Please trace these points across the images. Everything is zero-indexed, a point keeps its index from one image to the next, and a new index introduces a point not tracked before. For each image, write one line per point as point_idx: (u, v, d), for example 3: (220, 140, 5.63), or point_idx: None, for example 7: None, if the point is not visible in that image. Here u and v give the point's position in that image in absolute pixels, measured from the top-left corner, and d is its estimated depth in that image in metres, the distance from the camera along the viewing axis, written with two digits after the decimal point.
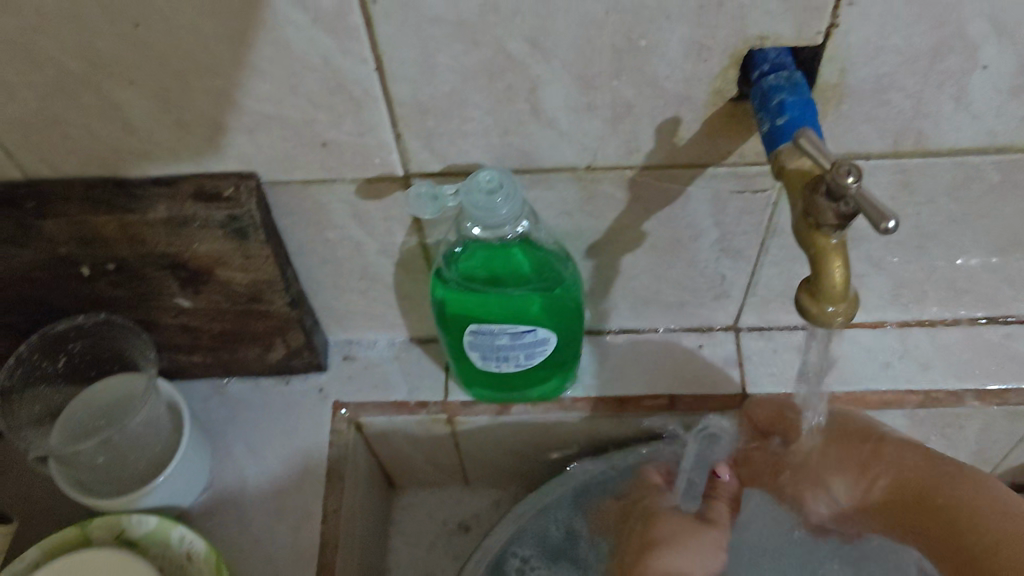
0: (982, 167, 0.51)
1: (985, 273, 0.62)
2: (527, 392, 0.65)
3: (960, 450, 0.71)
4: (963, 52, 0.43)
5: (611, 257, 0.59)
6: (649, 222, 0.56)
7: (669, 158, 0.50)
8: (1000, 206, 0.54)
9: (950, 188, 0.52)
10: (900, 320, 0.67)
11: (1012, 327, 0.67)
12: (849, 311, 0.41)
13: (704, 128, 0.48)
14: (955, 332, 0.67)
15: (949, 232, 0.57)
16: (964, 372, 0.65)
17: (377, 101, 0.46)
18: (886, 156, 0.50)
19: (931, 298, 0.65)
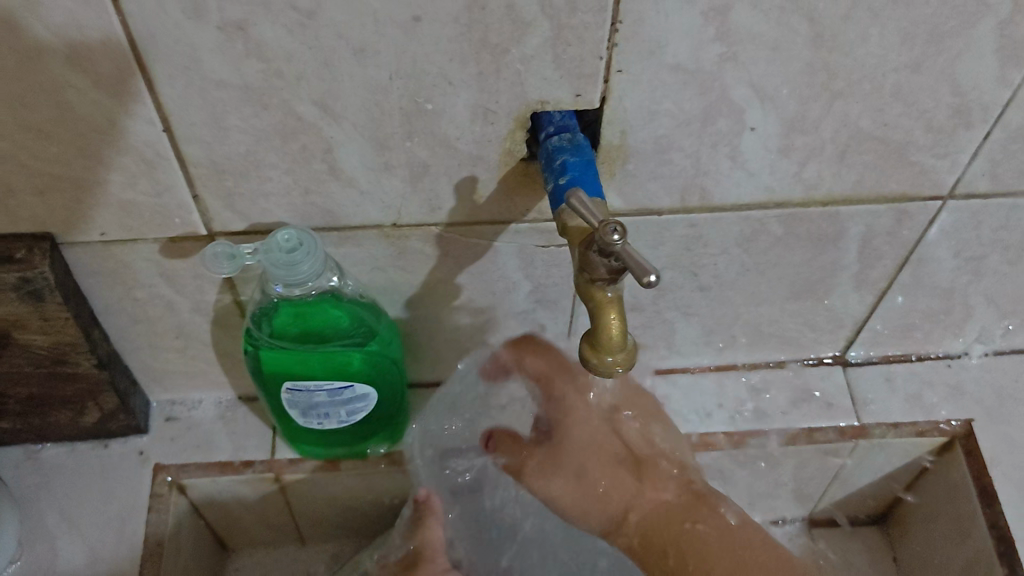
0: (766, 221, 0.54)
1: (789, 319, 0.65)
2: (354, 449, 0.65)
3: (777, 488, 0.74)
4: (732, 115, 0.46)
5: (428, 313, 0.60)
6: (462, 276, 0.57)
7: (473, 214, 0.51)
8: (789, 256, 0.58)
9: (740, 239, 0.56)
10: (713, 364, 0.70)
11: (819, 369, 0.71)
12: (629, 359, 0.44)
13: (499, 187, 0.49)
14: (766, 376, 0.70)
15: (748, 280, 0.60)
16: (777, 413, 0.68)
17: (169, 162, 0.46)
18: (676, 212, 0.53)
19: (740, 344, 0.68)
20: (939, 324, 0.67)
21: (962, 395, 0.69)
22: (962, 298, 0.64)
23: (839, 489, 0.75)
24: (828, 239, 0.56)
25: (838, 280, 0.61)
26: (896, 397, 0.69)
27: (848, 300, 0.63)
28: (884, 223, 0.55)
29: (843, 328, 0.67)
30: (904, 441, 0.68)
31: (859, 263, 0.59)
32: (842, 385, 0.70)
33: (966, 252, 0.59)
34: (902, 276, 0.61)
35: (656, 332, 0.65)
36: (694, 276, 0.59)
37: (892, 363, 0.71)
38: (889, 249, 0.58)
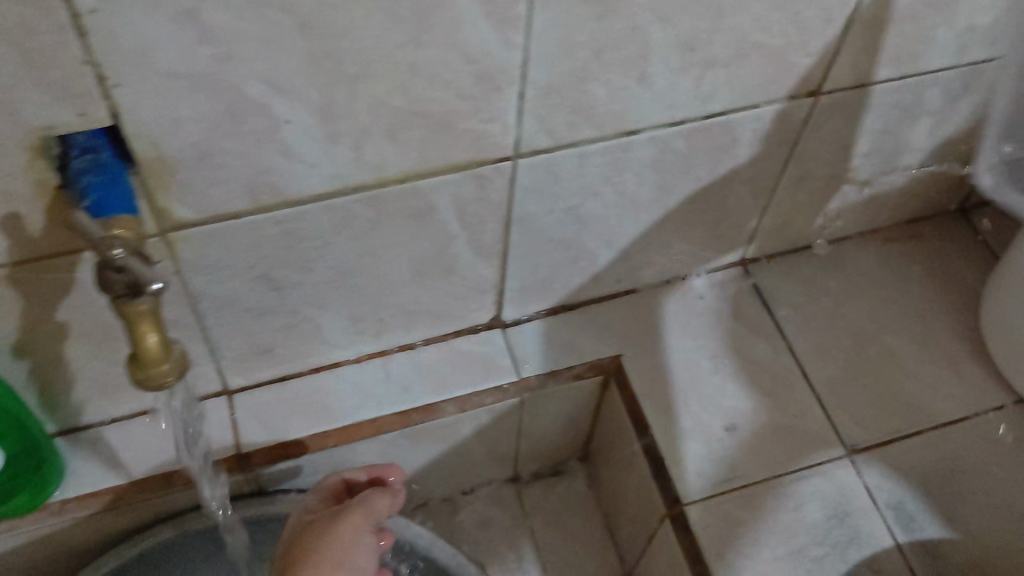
0: (351, 206, 0.55)
1: (428, 295, 0.67)
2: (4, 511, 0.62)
3: (469, 454, 0.77)
4: (260, 113, 0.47)
5: (44, 355, 0.58)
6: (61, 313, 0.55)
7: (35, 249, 0.50)
8: (393, 236, 0.60)
9: (335, 228, 0.57)
10: (377, 350, 0.71)
11: (479, 335, 0.73)
12: (177, 368, 0.44)
13: (49, 219, 0.48)
14: (430, 352, 0.72)
15: (367, 265, 0.61)
16: (441, 385, 0.70)
17: None
18: (255, 213, 0.53)
19: (393, 327, 0.69)
20: (573, 273, 0.71)
21: (612, 334, 0.74)
22: (581, 245, 0.68)
23: (529, 443, 0.78)
24: (422, 215, 0.58)
25: (455, 250, 0.63)
26: (553, 349, 0.73)
27: (475, 268, 0.66)
28: (468, 191, 0.58)
29: (485, 293, 0.69)
30: (564, 386, 0.72)
31: (464, 231, 0.62)
32: (502, 346, 0.73)
33: (562, 203, 0.62)
34: (514, 235, 0.64)
35: (301, 331, 0.66)
36: (310, 272, 0.60)
37: (547, 316, 0.74)
38: (487, 213, 0.61)
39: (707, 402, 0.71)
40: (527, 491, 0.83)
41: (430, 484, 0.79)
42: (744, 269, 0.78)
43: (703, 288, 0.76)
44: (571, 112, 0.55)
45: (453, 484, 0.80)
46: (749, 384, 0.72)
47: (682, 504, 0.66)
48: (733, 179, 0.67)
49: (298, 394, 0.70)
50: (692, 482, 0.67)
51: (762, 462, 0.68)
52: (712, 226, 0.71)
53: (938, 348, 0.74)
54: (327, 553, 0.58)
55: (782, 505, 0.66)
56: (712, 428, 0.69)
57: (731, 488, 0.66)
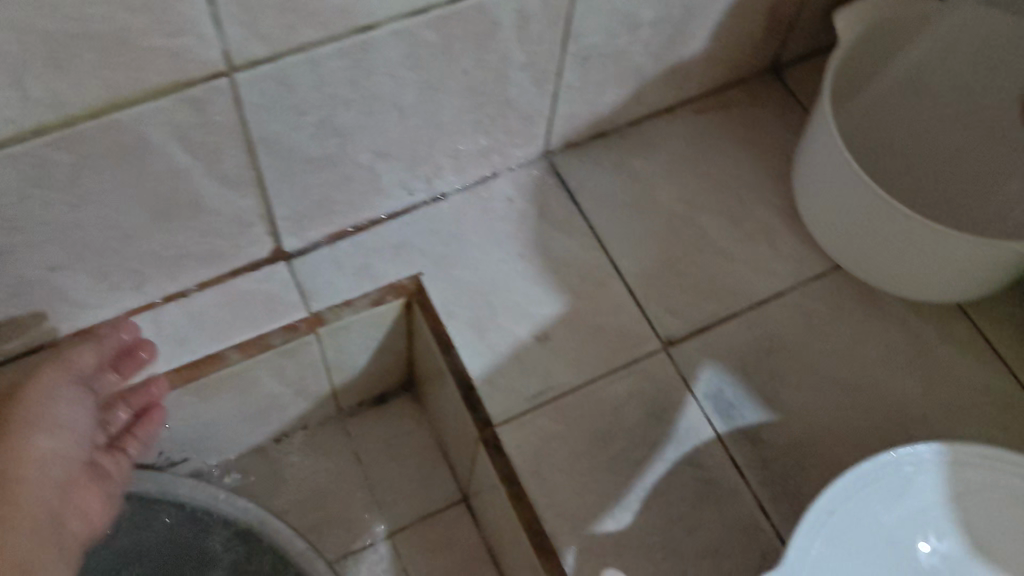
0: (42, 152, 0.47)
1: (185, 236, 0.60)
2: None
3: (276, 397, 0.71)
4: None
5: None
6: None
7: None
8: (110, 179, 0.52)
9: (32, 179, 0.48)
10: (144, 303, 0.64)
11: (261, 272, 0.66)
12: None
13: None
14: (206, 297, 0.65)
15: (91, 216, 0.53)
16: (224, 331, 0.64)
17: None
18: None
19: (156, 275, 0.62)
20: (354, 190, 0.64)
21: (408, 251, 0.67)
22: (352, 160, 0.61)
23: (342, 376, 0.73)
24: (139, 150, 0.50)
25: (197, 183, 0.56)
26: (346, 276, 0.66)
27: (230, 199, 0.58)
28: (187, 116, 0.50)
29: (255, 225, 0.62)
30: (362, 315, 0.66)
31: (200, 161, 0.54)
32: (287, 280, 0.66)
33: (310, 116, 0.55)
34: (264, 158, 0.56)
35: (42, 296, 0.58)
36: (23, 232, 0.52)
37: (335, 241, 0.67)
38: (222, 138, 0.53)
39: (515, 314, 0.65)
40: (354, 424, 0.78)
41: (241, 433, 0.73)
42: (549, 160, 0.72)
43: (506, 187, 0.70)
44: (284, 14, 0.47)
45: (269, 428, 0.75)
46: (560, 286, 0.67)
47: (493, 428, 0.61)
48: (508, 67, 0.60)
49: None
50: (504, 402, 0.62)
51: (575, 368, 0.64)
52: (499, 119, 0.65)
53: (750, 222, 0.70)
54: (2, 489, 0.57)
55: (597, 412, 0.62)
56: (522, 340, 0.64)
57: (544, 402, 0.62)
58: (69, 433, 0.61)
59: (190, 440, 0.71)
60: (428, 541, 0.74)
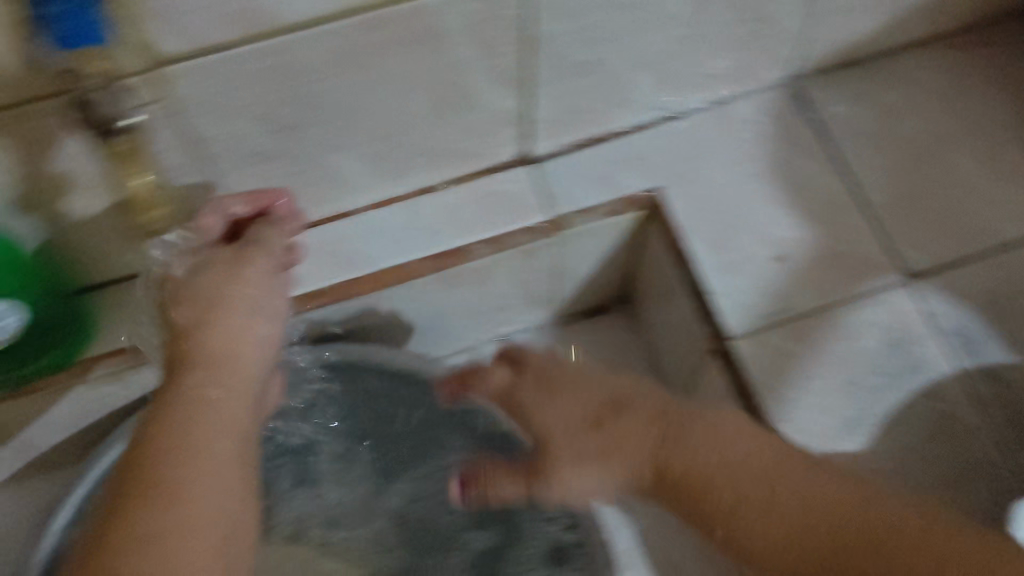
0: (353, 32, 0.50)
1: (450, 131, 0.62)
2: (29, 372, 0.62)
3: (507, 298, 0.74)
4: None
5: (49, 209, 0.56)
6: (58, 163, 0.52)
7: (14, 96, 0.46)
8: (400, 67, 0.54)
9: (338, 59, 0.51)
10: (400, 194, 0.68)
11: (506, 174, 0.69)
12: None
13: (20, 61, 0.43)
14: (456, 192, 0.69)
15: (373, 101, 0.56)
16: (472, 228, 0.67)
17: None
18: (247, 43, 0.48)
19: (417, 165, 0.65)
20: (607, 98, 0.65)
21: (647, 166, 0.69)
22: (613, 68, 0.62)
23: (567, 283, 0.76)
24: (433, 41, 0.52)
25: (474, 80, 0.57)
26: (588, 183, 0.68)
27: (499, 99, 0.60)
28: (479, 11, 0.51)
29: (511, 126, 0.64)
30: (601, 223, 0.68)
31: (482, 55, 0.55)
32: (532, 184, 0.68)
33: (587, 21, 0.56)
34: (539, 61, 0.58)
35: (318, 174, 0.62)
36: (319, 110, 0.55)
37: (579, 150, 0.69)
38: (507, 34, 0.55)
39: (755, 233, 0.66)
40: (570, 333, 0.82)
41: (468, 329, 0.77)
42: (795, 85, 0.71)
43: (749, 109, 0.71)
44: None
45: (492, 327, 0.78)
46: (799, 211, 0.67)
47: (728, 340, 0.63)
48: None
49: (314, 245, 0.67)
50: (740, 316, 0.63)
51: (811, 292, 0.64)
52: (758, 39, 0.65)
53: (1004, 158, 0.69)
54: (205, 370, 0.48)
55: (833, 337, 0.63)
56: (759, 260, 0.65)
57: (780, 321, 0.63)
58: (274, 324, 0.53)
59: (421, 329, 0.76)
60: None
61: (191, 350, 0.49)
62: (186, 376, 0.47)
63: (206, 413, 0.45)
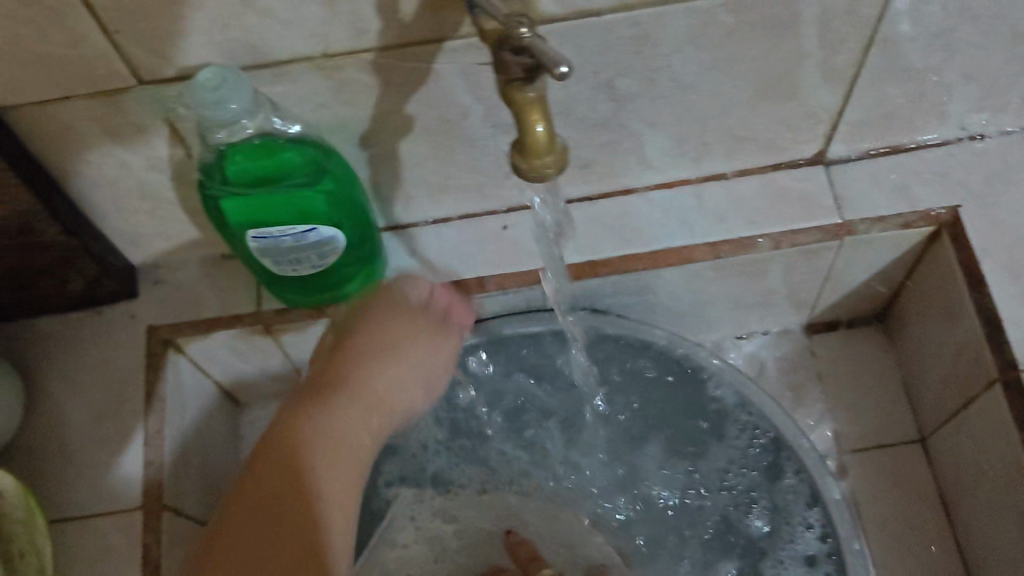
0: (714, 9, 0.52)
1: (760, 119, 0.63)
2: (333, 295, 0.66)
3: (771, 295, 0.74)
4: None
5: (386, 147, 0.60)
6: (411, 104, 0.56)
7: (403, 35, 0.50)
8: (746, 49, 0.56)
9: (690, 34, 0.53)
10: (690, 177, 0.70)
11: (799, 171, 0.69)
12: (560, 163, 0.43)
13: (424, 4, 0.47)
14: (745, 182, 0.69)
15: (707, 81, 0.58)
16: (759, 219, 0.68)
17: (77, 8, 0.44)
18: (617, 9, 0.51)
19: (716, 150, 0.67)
20: (921, 110, 0.65)
21: (949, 181, 0.67)
22: (940, 80, 0.61)
23: (833, 291, 0.75)
24: (785, 26, 0.54)
25: (805, 71, 0.58)
26: (883, 192, 0.68)
27: (819, 92, 0.61)
28: (840, 2, 0.52)
29: (818, 123, 0.65)
30: (892, 234, 0.67)
31: (823, 48, 0.56)
32: (825, 184, 0.69)
33: (936, 26, 0.56)
34: (872, 60, 0.58)
35: (625, 147, 0.64)
36: (651, 82, 0.58)
37: (876, 158, 0.69)
38: (854, 30, 0.55)
39: None
40: (819, 343, 0.81)
41: (721, 322, 0.78)
42: None
43: None
44: None
45: (745, 323, 0.79)
46: None
47: (1017, 369, 0.61)
48: None
49: (601, 216, 0.69)
50: None
51: None
52: None
53: None
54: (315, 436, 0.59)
55: None
56: None
57: None
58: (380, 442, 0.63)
59: (678, 316, 0.76)
60: (884, 468, 0.75)
61: (362, 385, 0.63)
62: (316, 411, 0.61)
63: (334, 422, 0.61)
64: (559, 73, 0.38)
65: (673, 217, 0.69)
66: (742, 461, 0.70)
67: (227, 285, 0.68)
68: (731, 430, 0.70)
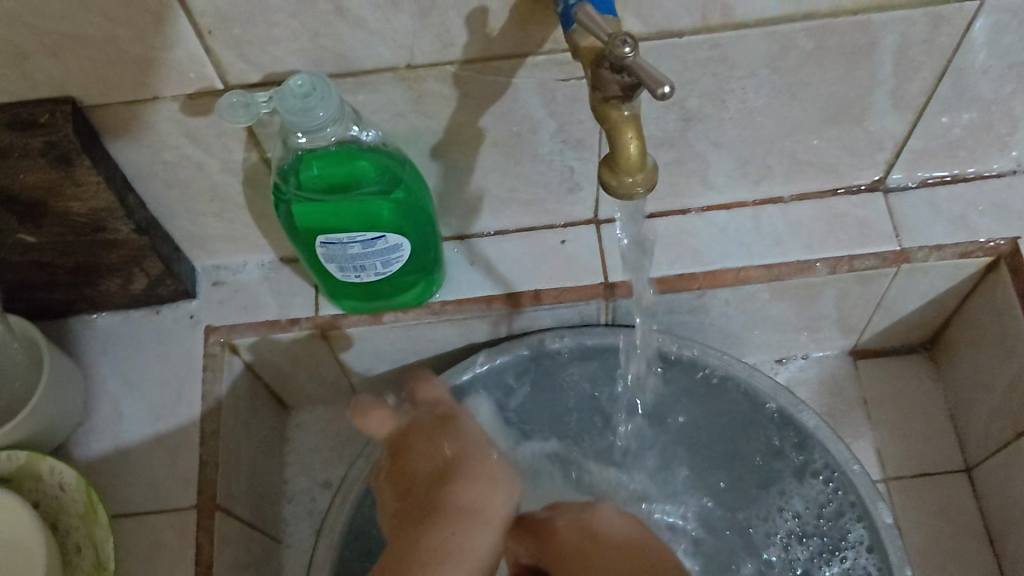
0: (794, 35, 0.52)
1: (824, 144, 0.64)
2: (392, 303, 0.66)
3: (822, 319, 0.74)
4: None
5: (454, 158, 0.60)
6: (485, 118, 0.56)
7: (488, 49, 0.50)
8: (821, 73, 0.56)
9: (768, 58, 0.54)
10: (748, 199, 0.70)
11: (858, 197, 0.70)
12: (649, 179, 0.43)
13: (512, 20, 0.48)
14: (804, 206, 0.70)
15: (777, 104, 0.59)
16: (816, 244, 0.68)
17: (176, 11, 0.45)
18: (699, 32, 0.51)
19: (777, 174, 0.67)
20: (984, 140, 0.65)
21: (1009, 212, 0.67)
22: (1009, 111, 0.62)
23: (884, 317, 0.75)
24: (861, 52, 0.54)
25: (875, 97, 0.59)
26: (942, 220, 0.68)
27: (886, 119, 0.61)
28: (919, 30, 0.53)
29: (882, 150, 0.65)
30: (948, 263, 0.67)
31: (895, 75, 0.57)
32: (883, 210, 0.69)
33: (1010, 58, 0.56)
34: (942, 89, 0.59)
35: (689, 167, 0.65)
36: (722, 104, 0.58)
37: (936, 187, 0.69)
38: (928, 58, 0.55)
39: None
40: (864, 368, 0.80)
41: (770, 344, 0.78)
42: None
43: None
44: None
45: (793, 346, 0.79)
46: None
47: None
48: None
49: (658, 234, 0.69)
50: None
51: None
52: None
53: None
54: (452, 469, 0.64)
55: None
56: None
57: None
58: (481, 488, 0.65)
59: (728, 336, 0.76)
60: (927, 497, 0.74)
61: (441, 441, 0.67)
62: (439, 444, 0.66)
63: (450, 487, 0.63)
64: (661, 92, 0.37)
65: (731, 238, 0.69)
66: (824, 501, 0.69)
67: (285, 289, 0.68)
68: (806, 474, 0.70)
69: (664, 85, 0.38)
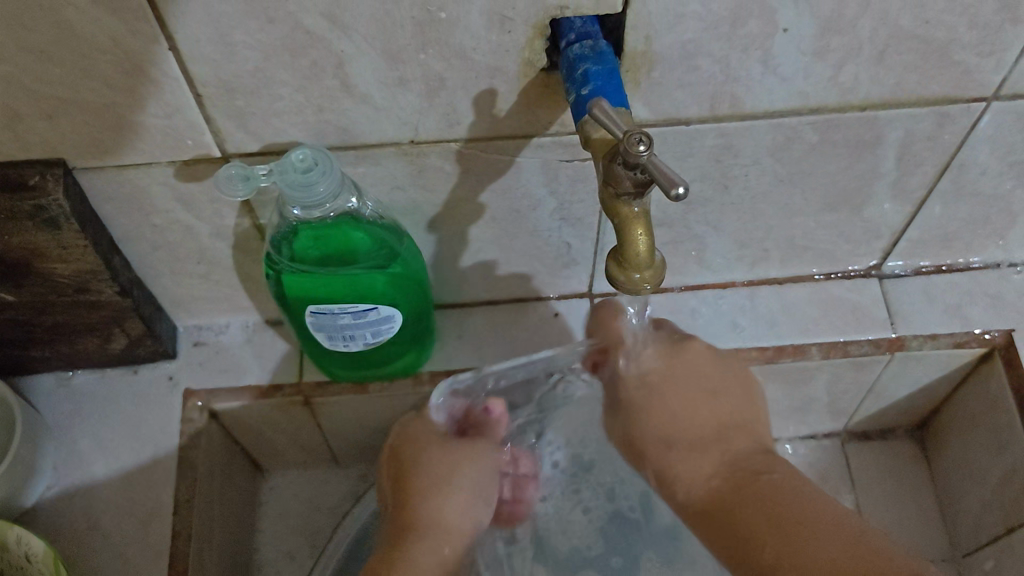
0: (800, 127, 0.52)
1: (822, 231, 0.64)
2: (379, 373, 0.65)
3: (812, 402, 0.74)
4: (763, 16, 0.43)
5: (450, 230, 0.59)
6: (485, 194, 0.55)
7: (494, 129, 0.49)
8: (824, 164, 0.56)
9: (772, 148, 0.54)
10: (743, 279, 0.69)
11: (852, 282, 0.69)
12: (656, 277, 0.42)
13: (521, 101, 0.47)
14: (799, 288, 0.69)
15: (779, 192, 0.58)
16: (810, 328, 0.67)
17: (177, 82, 0.44)
18: (706, 121, 0.50)
19: (773, 256, 0.66)
20: (980, 233, 0.65)
21: (1003, 304, 0.67)
22: (1007, 206, 0.62)
23: (874, 402, 0.74)
24: (865, 145, 0.54)
25: (876, 188, 0.59)
26: (936, 309, 0.67)
27: (885, 209, 0.61)
28: (925, 127, 0.53)
29: (879, 238, 0.65)
30: (944, 352, 0.66)
31: (898, 169, 0.57)
32: (878, 297, 0.68)
33: (1012, 157, 0.56)
34: (943, 183, 0.59)
35: (686, 247, 0.64)
36: (725, 189, 0.58)
37: (930, 275, 0.69)
38: (932, 153, 0.55)
39: None
40: (852, 450, 0.79)
41: None
42: None
43: None
44: None
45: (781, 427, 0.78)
46: None
47: None
48: None
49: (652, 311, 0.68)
50: None
51: None
52: None
53: None
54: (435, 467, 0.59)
55: None
56: None
57: None
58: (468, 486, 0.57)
59: None
60: None
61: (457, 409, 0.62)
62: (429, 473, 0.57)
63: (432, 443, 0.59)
64: (679, 193, 0.36)
65: (725, 318, 0.68)
66: None
67: (269, 353, 0.67)
68: None
69: (681, 187, 0.37)
